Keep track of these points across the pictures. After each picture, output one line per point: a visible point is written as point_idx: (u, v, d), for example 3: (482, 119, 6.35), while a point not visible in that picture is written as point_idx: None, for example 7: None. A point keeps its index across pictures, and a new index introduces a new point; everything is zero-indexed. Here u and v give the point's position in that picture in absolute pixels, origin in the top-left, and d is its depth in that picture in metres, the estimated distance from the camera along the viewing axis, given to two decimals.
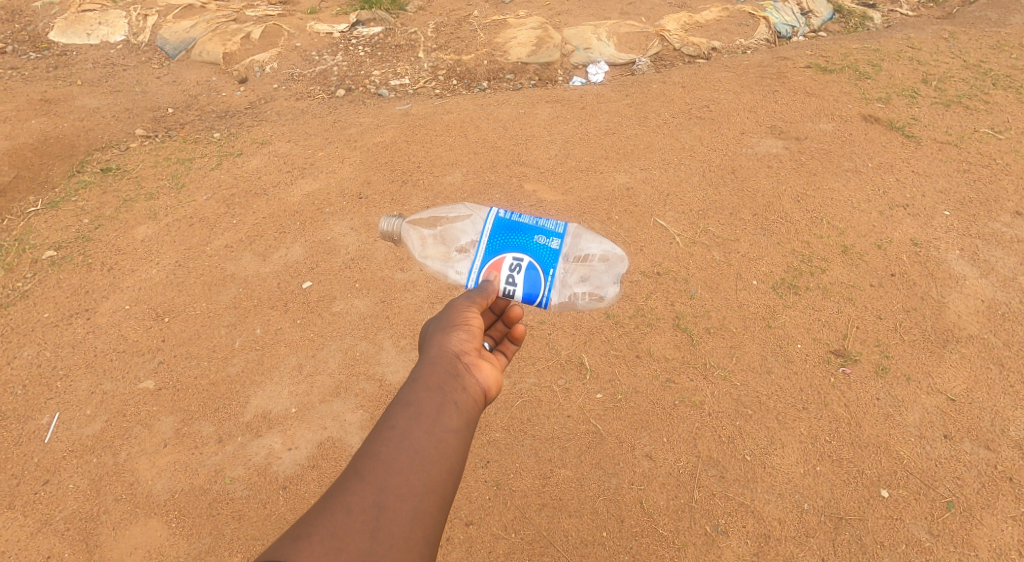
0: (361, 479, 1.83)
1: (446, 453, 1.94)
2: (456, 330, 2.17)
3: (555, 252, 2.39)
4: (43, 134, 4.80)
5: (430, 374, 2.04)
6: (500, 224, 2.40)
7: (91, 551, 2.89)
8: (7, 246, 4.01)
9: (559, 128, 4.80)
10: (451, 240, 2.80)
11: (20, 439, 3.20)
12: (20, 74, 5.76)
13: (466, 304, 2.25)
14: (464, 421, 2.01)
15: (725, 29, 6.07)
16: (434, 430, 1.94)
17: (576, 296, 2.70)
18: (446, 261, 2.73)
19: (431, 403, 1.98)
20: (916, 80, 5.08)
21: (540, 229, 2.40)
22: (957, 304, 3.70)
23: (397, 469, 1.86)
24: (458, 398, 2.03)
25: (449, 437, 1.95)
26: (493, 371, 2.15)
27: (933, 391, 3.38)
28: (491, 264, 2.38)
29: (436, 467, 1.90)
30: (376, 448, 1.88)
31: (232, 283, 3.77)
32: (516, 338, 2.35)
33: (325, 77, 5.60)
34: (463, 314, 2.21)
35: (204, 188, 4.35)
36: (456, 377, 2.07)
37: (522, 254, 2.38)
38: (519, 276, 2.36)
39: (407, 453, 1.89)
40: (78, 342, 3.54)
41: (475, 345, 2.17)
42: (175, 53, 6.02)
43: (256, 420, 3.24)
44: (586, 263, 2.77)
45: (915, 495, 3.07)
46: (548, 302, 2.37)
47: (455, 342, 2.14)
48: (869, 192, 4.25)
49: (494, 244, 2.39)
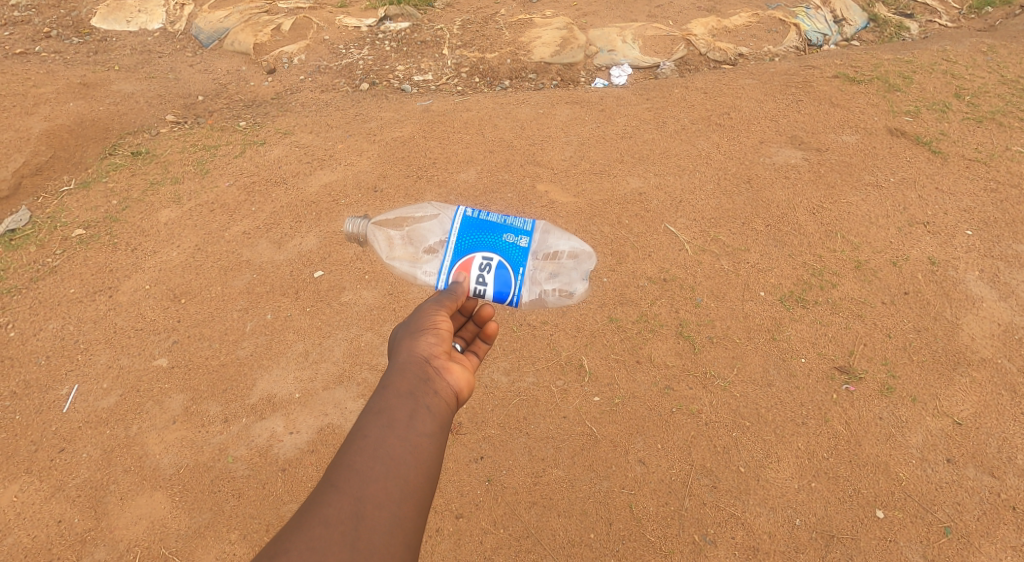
0: (337, 490, 1.91)
1: (421, 457, 2.01)
2: (425, 334, 2.25)
3: (524, 250, 2.51)
4: (79, 116, 5.01)
5: (400, 381, 2.12)
6: (468, 224, 2.51)
7: (99, 517, 3.04)
8: (41, 223, 4.22)
9: (577, 129, 4.83)
10: (418, 241, 2.92)
11: (40, 408, 3.38)
12: (63, 56, 6.01)
13: (434, 308, 2.34)
14: (437, 424, 2.09)
15: (753, 36, 6.02)
16: (408, 435, 2.02)
17: (549, 292, 2.84)
18: (415, 262, 2.87)
19: (403, 409, 2.06)
20: (949, 94, 4.97)
21: (509, 228, 2.53)
22: (972, 327, 3.63)
23: (373, 478, 1.94)
24: (430, 402, 2.11)
25: (423, 442, 2.03)
26: (463, 373, 2.24)
27: (939, 414, 3.32)
28: (461, 265, 2.50)
29: (412, 472, 1.98)
30: (350, 459, 1.96)
31: (247, 269, 3.92)
32: (488, 337, 2.44)
33: (350, 70, 5.72)
34: (432, 319, 2.30)
35: (227, 174, 4.51)
36: (426, 381, 2.15)
37: (492, 254, 2.50)
38: (490, 275, 2.48)
39: (382, 461, 1.96)
40: (99, 319, 3.71)
41: (444, 347, 2.25)
42: (208, 41, 6.23)
43: (261, 402, 3.37)
44: (558, 260, 2.90)
45: (912, 517, 3.03)
46: (518, 299, 2.50)
47: (424, 347, 2.22)
48: (889, 207, 4.18)
49: (463, 245, 2.51)
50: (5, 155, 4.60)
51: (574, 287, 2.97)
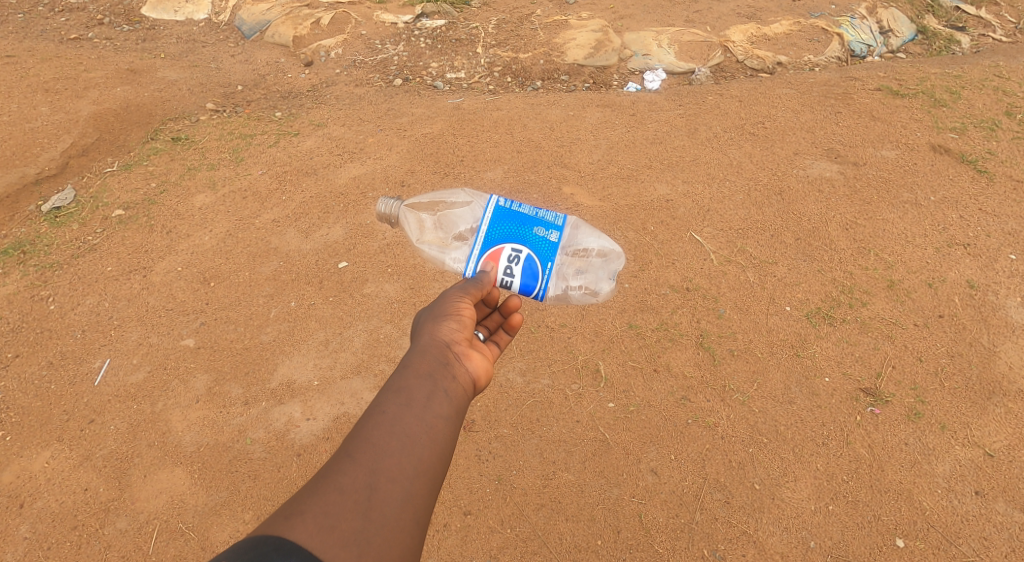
0: (353, 460, 1.87)
1: (436, 438, 1.97)
2: (448, 320, 2.24)
3: (554, 244, 2.49)
4: (125, 101, 5.18)
5: (420, 362, 2.10)
6: (499, 213, 2.48)
7: (122, 489, 3.13)
8: (83, 203, 4.39)
9: (606, 133, 4.82)
10: (448, 227, 2.93)
11: (74, 379, 3.50)
12: (113, 43, 6.24)
13: (459, 294, 2.32)
14: (454, 409, 2.06)
15: (794, 44, 5.91)
16: (425, 415, 1.99)
17: (573, 289, 2.84)
18: (444, 249, 2.87)
19: (421, 389, 2.03)
20: (999, 111, 4.82)
21: (540, 221, 2.50)
22: (1010, 355, 3.45)
23: (388, 452, 1.90)
24: (449, 386, 2.09)
25: (439, 424, 2.00)
26: (483, 362, 2.22)
27: (970, 444, 3.16)
28: (489, 255, 2.46)
29: (426, 452, 1.94)
30: (367, 432, 1.92)
31: (274, 257, 4.01)
32: (511, 327, 2.47)
33: (385, 65, 5.81)
34: (455, 304, 2.28)
35: (260, 163, 4.62)
36: (446, 365, 2.13)
37: (521, 246, 2.46)
38: (518, 267, 2.45)
39: (398, 438, 1.92)
40: (133, 297, 3.83)
41: (465, 334, 2.24)
42: (250, 33, 6.37)
43: (281, 387, 3.43)
44: (586, 257, 2.87)
45: (934, 549, 2.88)
46: (544, 293, 2.48)
47: (446, 332, 2.21)
48: (927, 226, 4.04)
49: (493, 235, 2.46)
50: (55, 136, 4.83)
51: (600, 286, 2.93)
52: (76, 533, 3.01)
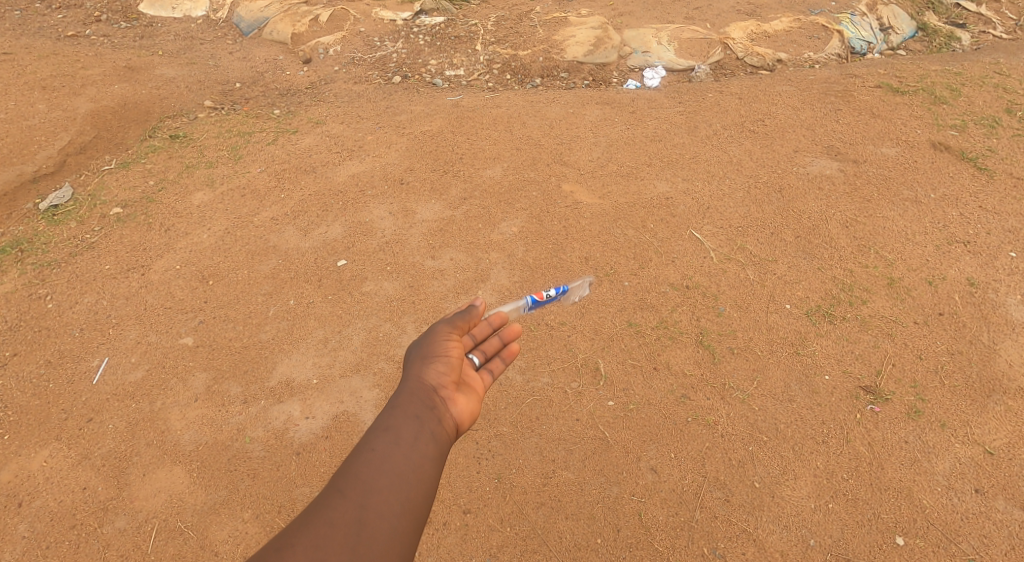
0: (342, 495, 1.84)
1: (420, 483, 1.92)
2: (435, 363, 2.11)
3: None
4: (123, 99, 5.16)
5: (404, 409, 2.01)
6: None
7: (121, 487, 3.12)
8: (81, 200, 4.38)
9: (605, 131, 4.80)
10: None
11: (72, 377, 3.48)
12: (110, 40, 6.21)
13: (447, 332, 2.18)
14: (439, 456, 1.98)
15: (794, 41, 5.90)
16: (407, 462, 1.92)
17: None
18: None
19: (404, 436, 1.96)
20: (999, 109, 4.81)
21: None
22: (1010, 353, 3.45)
23: (374, 489, 1.85)
24: (433, 433, 1.99)
25: (422, 469, 1.93)
26: (471, 406, 2.10)
27: (969, 441, 3.16)
28: None
29: (415, 492, 1.89)
30: (353, 470, 1.88)
31: (273, 255, 3.99)
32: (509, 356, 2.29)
33: (384, 63, 5.79)
34: (444, 347, 2.15)
35: (259, 161, 4.61)
36: (431, 411, 2.03)
37: None
38: None
39: (385, 476, 1.88)
40: (131, 295, 3.82)
41: (454, 378, 2.11)
42: (248, 30, 6.35)
43: (280, 386, 3.42)
44: None
45: (934, 547, 2.88)
46: None
47: (432, 375, 2.09)
48: (927, 224, 4.03)
49: None
50: (53, 134, 4.81)
51: None
52: (74, 532, 3.00)
